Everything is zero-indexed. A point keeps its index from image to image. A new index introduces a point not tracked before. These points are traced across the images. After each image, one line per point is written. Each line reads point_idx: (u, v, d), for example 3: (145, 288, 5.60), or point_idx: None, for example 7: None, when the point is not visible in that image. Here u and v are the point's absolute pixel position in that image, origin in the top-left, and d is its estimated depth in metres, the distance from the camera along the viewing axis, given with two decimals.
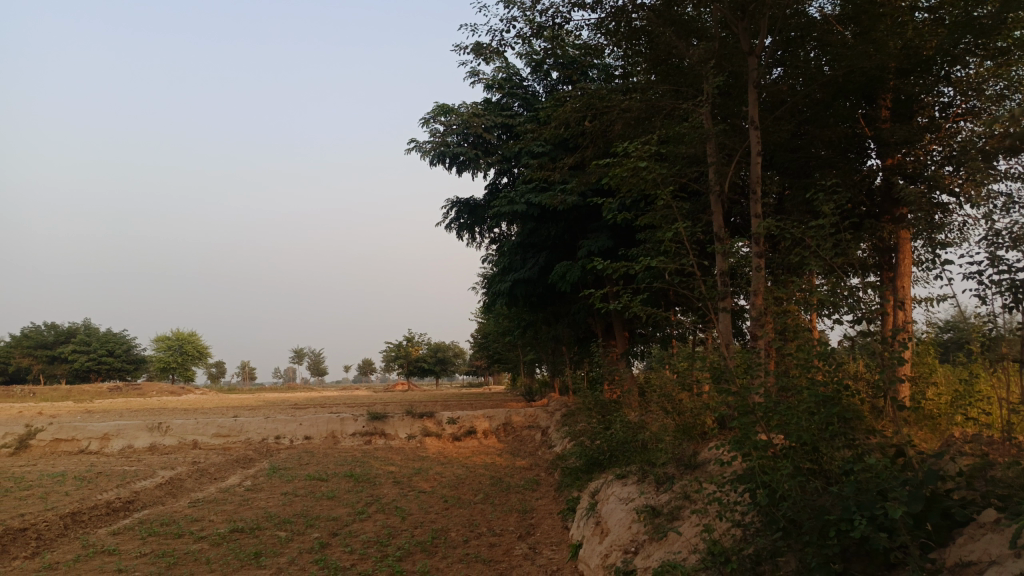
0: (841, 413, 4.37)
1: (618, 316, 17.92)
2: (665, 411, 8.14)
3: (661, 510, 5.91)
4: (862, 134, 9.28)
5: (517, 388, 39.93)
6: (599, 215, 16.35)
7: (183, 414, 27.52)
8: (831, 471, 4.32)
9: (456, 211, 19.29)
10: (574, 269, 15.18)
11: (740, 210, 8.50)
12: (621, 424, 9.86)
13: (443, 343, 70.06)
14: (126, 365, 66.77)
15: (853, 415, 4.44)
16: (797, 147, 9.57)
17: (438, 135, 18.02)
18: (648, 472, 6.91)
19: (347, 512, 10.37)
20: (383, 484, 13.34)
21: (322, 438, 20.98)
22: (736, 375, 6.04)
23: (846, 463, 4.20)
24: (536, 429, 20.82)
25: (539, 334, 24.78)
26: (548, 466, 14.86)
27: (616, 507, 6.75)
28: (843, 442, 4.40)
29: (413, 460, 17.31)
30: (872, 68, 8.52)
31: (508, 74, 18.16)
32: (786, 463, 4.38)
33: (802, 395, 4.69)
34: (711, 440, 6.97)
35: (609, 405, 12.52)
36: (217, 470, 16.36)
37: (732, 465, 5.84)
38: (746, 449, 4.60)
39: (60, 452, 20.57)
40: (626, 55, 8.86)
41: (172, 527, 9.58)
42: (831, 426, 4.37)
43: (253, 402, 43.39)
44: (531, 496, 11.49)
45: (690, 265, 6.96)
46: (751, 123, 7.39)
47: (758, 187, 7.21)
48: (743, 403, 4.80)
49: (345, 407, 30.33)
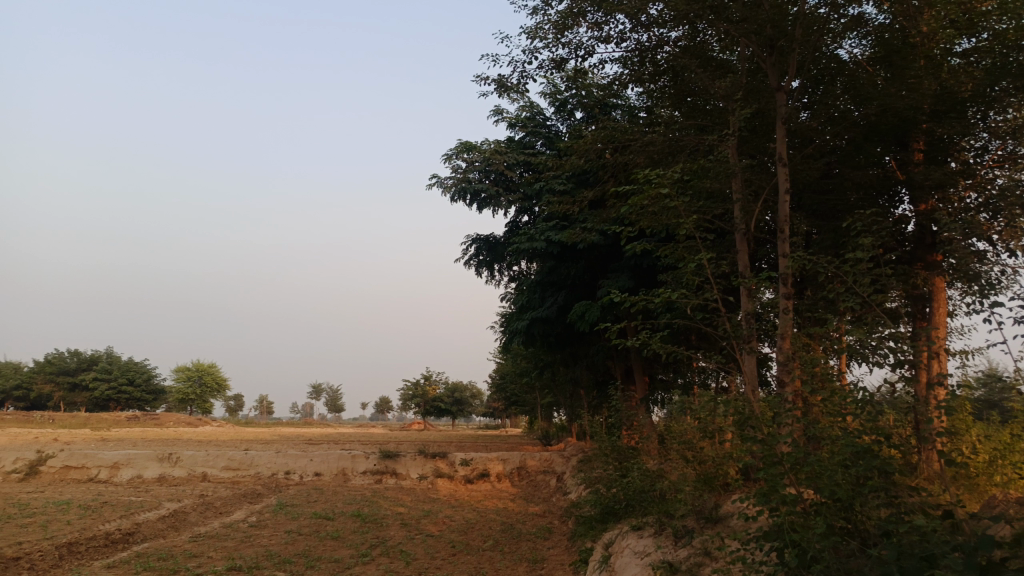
0: (880, 466, 4.01)
1: (638, 359, 17.52)
2: (685, 459, 7.75)
3: (679, 566, 5.52)
4: (894, 177, 9.00)
5: (535, 432, 39.25)
6: (620, 255, 16.10)
7: (196, 445, 27.32)
8: (868, 530, 3.94)
9: (476, 248, 19.16)
10: (594, 310, 14.88)
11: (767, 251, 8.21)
12: (638, 472, 9.44)
13: (461, 382, 69.56)
14: (145, 395, 67.01)
15: (892, 468, 4.08)
16: (826, 188, 9.29)
17: (461, 172, 18.00)
18: (665, 524, 6.52)
19: (349, 554, 9.99)
20: (390, 525, 12.93)
21: (333, 475, 20.60)
22: (761, 422, 5.68)
23: (885, 522, 3.82)
24: (551, 474, 20.28)
25: (557, 376, 24.36)
26: (562, 514, 14.35)
27: (631, 561, 6.35)
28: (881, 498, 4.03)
29: (423, 502, 16.86)
30: (905, 108, 8.29)
31: (532, 113, 18.18)
32: (819, 519, 4.02)
33: (836, 445, 4.33)
34: (733, 491, 6.56)
35: (626, 452, 12.09)
36: (224, 504, 16.05)
37: (757, 519, 5.45)
38: (773, 503, 4.24)
39: (69, 479, 20.39)
40: (651, 90, 8.71)
41: (167, 562, 9.27)
42: (868, 479, 4.01)
43: (268, 436, 43.09)
44: (542, 544, 11.03)
45: (714, 303, 6.67)
46: (779, 160, 7.14)
47: (786, 225, 6.93)
48: (771, 452, 4.44)
49: (359, 444, 29.94)
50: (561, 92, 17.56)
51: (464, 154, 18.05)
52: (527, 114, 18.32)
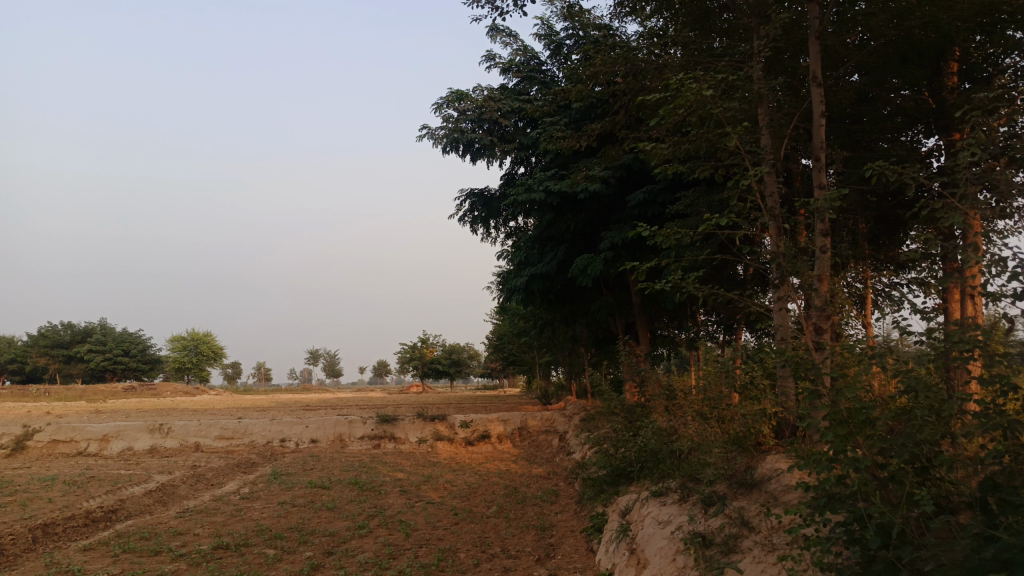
0: (1001, 426, 3.23)
1: (642, 314, 16.80)
2: (708, 418, 7.06)
3: (714, 540, 4.86)
4: (928, 103, 8.21)
5: (533, 390, 38.85)
6: (621, 205, 15.34)
7: (188, 415, 26.65)
8: (981, 506, 3.21)
9: (471, 203, 18.28)
10: (597, 263, 14.13)
11: (794, 188, 7.41)
12: (653, 431, 8.78)
13: (458, 344, 69.10)
14: (142, 365, 66.43)
15: (1008, 431, 3.33)
16: (852, 120, 8.48)
17: (451, 121, 17.01)
18: (692, 490, 5.85)
19: (346, 526, 9.38)
20: (389, 492, 12.34)
21: (330, 442, 20.03)
22: (806, 374, 4.96)
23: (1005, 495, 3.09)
24: (553, 434, 19.73)
25: (557, 334, 23.67)
26: (567, 475, 13.78)
27: (655, 533, 5.68)
28: (995, 468, 3.28)
29: (423, 466, 16.29)
30: (947, 22, 7.45)
31: (526, 57, 17.17)
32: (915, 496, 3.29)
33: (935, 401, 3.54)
34: (768, 453, 5.88)
35: (635, 410, 11.47)
36: (217, 475, 15.45)
37: (803, 486, 4.77)
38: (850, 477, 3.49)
39: (58, 454, 19.77)
40: (662, 10, 7.80)
41: (150, 543, 8.63)
42: (989, 444, 3.22)
43: (268, 402, 42.66)
44: (550, 509, 10.44)
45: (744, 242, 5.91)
46: (812, 79, 6.33)
47: (824, 152, 6.14)
48: (851, 413, 3.66)
49: (356, 409, 29.37)
50: (556, 34, 16.55)
51: (455, 103, 17.03)
52: (520, 59, 17.32)
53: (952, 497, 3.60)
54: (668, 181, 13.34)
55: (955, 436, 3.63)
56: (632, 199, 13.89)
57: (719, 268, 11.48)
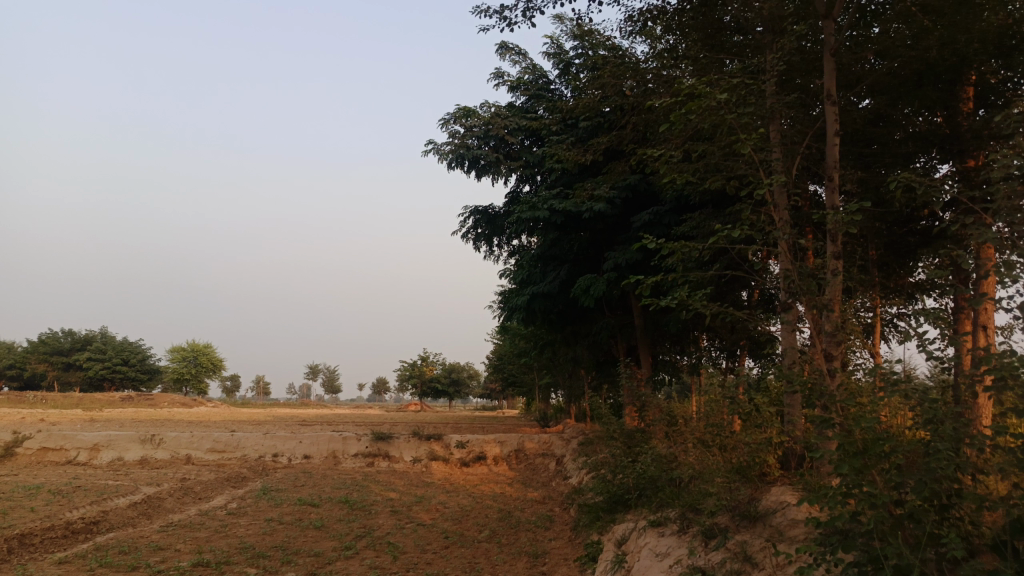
0: None
1: (644, 337, 16.55)
2: (710, 446, 6.81)
3: (715, 575, 4.59)
4: (942, 129, 8.06)
5: (532, 412, 38.48)
6: (626, 226, 15.18)
7: (182, 426, 26.30)
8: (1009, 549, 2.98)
9: (474, 220, 18.12)
10: (600, 284, 13.93)
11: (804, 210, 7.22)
12: (652, 457, 8.52)
13: (458, 363, 68.75)
14: (140, 375, 66.10)
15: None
16: (864, 144, 8.32)
17: (457, 137, 16.91)
18: (693, 521, 5.59)
19: (332, 546, 9.08)
20: (380, 512, 12.03)
21: (323, 458, 19.71)
22: (816, 401, 4.74)
23: None
24: (550, 457, 19.38)
25: (557, 356, 23.40)
26: (563, 500, 13.46)
27: (652, 565, 5.41)
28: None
29: (416, 486, 15.97)
30: (963, 46, 7.31)
31: (534, 76, 17.12)
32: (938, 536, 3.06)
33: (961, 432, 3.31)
34: (774, 483, 5.63)
35: (635, 435, 11.20)
36: (206, 488, 15.15)
37: (810, 521, 4.52)
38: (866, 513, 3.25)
39: (46, 462, 19.46)
40: None
41: (129, 557, 8.34)
42: None
43: (264, 416, 42.30)
44: (544, 535, 10.14)
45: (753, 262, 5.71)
46: (827, 98, 6.18)
47: (837, 172, 5.96)
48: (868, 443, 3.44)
49: (352, 426, 29.01)
50: (565, 53, 16.50)
51: (462, 119, 16.93)
52: (529, 77, 17.27)
53: (970, 536, 3.38)
54: (673, 203, 13.19)
55: (974, 472, 3.41)
56: (637, 220, 13.73)
57: (727, 287, 11.38)
